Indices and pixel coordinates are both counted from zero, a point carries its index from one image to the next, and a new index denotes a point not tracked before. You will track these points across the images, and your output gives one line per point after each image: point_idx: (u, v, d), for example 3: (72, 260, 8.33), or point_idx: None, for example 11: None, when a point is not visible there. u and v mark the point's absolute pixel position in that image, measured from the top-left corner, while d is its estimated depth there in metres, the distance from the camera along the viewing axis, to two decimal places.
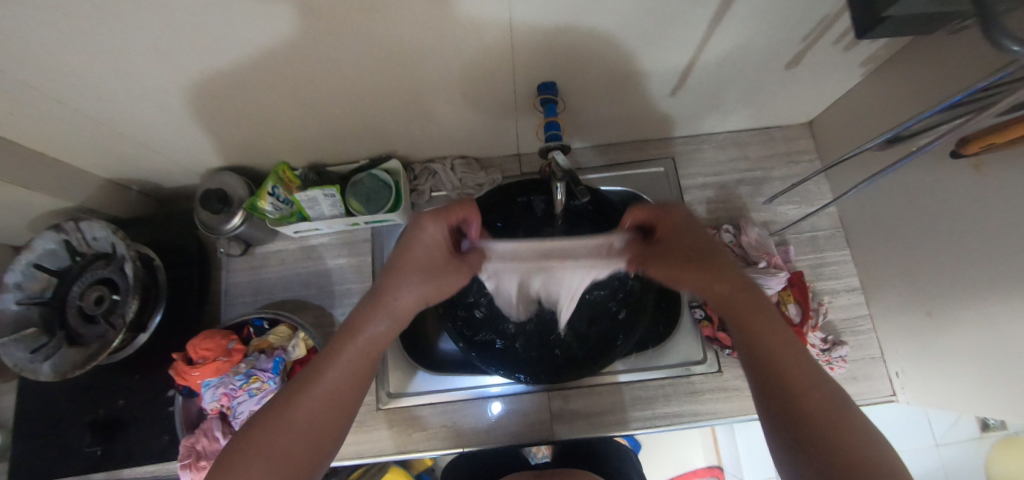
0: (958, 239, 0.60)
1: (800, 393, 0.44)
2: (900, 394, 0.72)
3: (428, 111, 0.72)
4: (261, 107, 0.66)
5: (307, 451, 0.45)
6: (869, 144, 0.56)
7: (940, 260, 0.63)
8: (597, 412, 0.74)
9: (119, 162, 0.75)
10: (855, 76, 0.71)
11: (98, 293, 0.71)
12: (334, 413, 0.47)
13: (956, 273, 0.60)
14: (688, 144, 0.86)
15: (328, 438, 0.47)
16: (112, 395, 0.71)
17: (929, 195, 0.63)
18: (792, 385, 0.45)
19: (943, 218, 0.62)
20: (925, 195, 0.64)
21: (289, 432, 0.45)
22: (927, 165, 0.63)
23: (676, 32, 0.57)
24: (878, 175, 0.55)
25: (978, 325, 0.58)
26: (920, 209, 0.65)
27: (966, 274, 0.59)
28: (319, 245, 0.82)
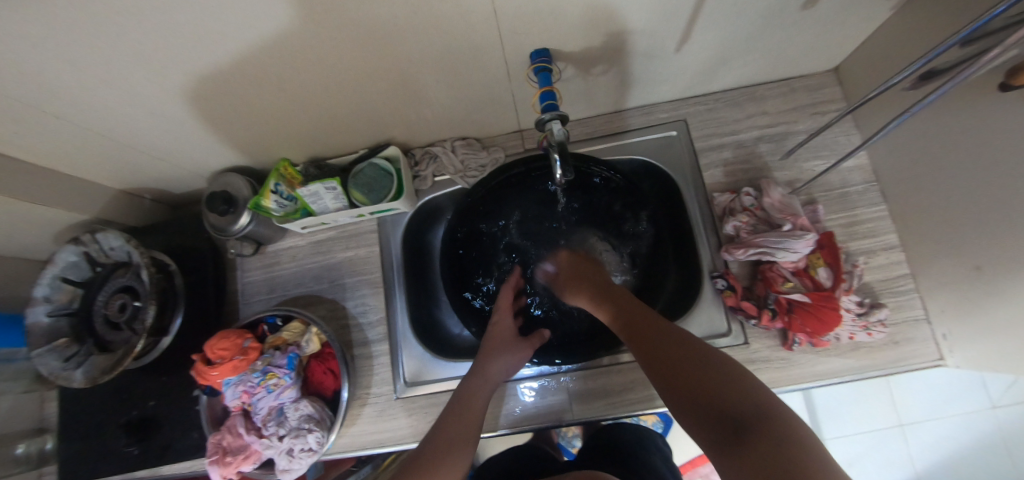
0: (1012, 182, 0.53)
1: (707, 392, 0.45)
2: (948, 358, 0.67)
3: (420, 93, 0.69)
4: (250, 104, 0.65)
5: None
6: (897, 77, 0.50)
7: (991, 208, 0.56)
8: (617, 391, 0.71)
9: (127, 171, 0.76)
10: (884, 10, 0.64)
11: (121, 300, 0.74)
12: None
13: (1013, 219, 0.54)
14: (700, 104, 0.81)
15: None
16: (143, 398, 0.73)
17: (977, 135, 0.56)
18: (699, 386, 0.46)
19: (994, 161, 0.55)
20: (972, 136, 0.57)
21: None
22: (973, 102, 0.56)
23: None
24: (905, 114, 0.50)
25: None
26: (968, 152, 0.58)
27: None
28: (328, 239, 0.82)
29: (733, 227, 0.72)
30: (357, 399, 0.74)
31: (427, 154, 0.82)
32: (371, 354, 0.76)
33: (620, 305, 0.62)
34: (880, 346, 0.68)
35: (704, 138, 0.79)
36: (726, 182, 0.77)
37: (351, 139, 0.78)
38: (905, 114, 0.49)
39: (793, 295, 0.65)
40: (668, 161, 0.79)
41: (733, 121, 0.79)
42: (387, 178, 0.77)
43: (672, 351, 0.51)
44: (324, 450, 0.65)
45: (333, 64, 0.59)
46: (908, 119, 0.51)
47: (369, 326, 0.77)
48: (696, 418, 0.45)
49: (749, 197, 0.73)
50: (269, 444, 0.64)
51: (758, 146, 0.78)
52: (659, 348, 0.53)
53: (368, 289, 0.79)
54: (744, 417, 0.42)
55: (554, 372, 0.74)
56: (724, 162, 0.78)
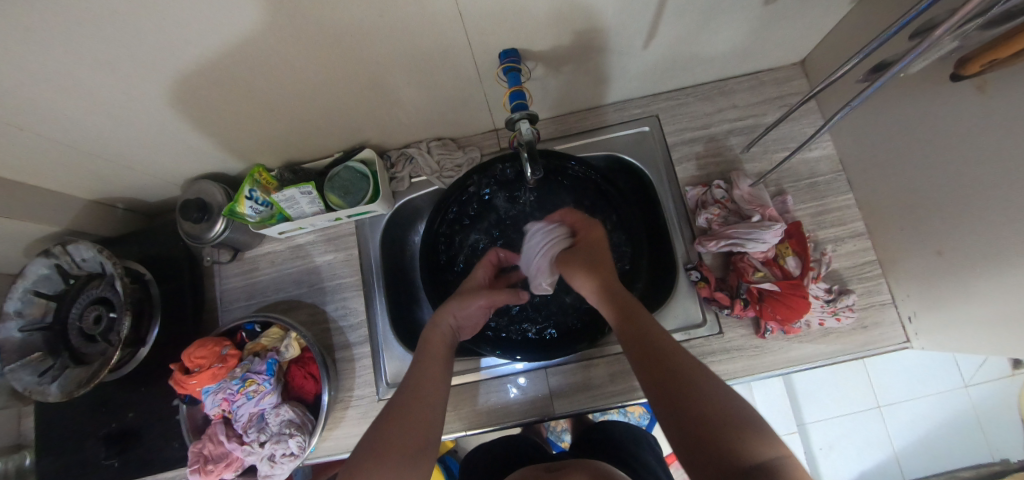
0: (967, 169, 0.55)
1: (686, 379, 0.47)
2: (914, 340, 0.69)
3: (391, 95, 0.69)
4: (220, 111, 0.64)
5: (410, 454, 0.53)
6: (842, 68, 0.52)
7: (948, 194, 0.58)
8: (597, 384, 0.72)
9: (96, 181, 0.74)
10: (844, 3, 0.65)
11: (96, 312, 0.73)
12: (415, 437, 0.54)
13: (967, 204, 0.56)
14: (672, 98, 0.82)
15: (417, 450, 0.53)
16: (122, 409, 0.73)
17: (933, 124, 0.58)
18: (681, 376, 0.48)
19: (950, 148, 0.57)
20: (929, 124, 0.59)
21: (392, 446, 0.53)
22: (929, 91, 0.57)
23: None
24: (848, 105, 0.53)
25: (993, 259, 0.54)
26: (924, 140, 0.60)
27: (978, 204, 0.54)
28: (306, 243, 0.82)
29: (705, 219, 0.73)
30: (340, 402, 0.74)
31: (403, 155, 0.82)
32: (352, 357, 0.76)
33: (610, 289, 0.62)
34: (849, 331, 0.70)
35: (676, 132, 0.80)
36: (698, 176, 0.78)
37: (325, 142, 0.78)
38: (849, 105, 0.52)
39: (764, 284, 0.67)
40: (642, 156, 0.80)
41: (704, 115, 0.81)
42: (363, 180, 0.77)
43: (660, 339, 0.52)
44: (306, 455, 0.65)
45: (301, 69, 0.59)
46: (855, 107, 0.53)
47: (350, 329, 0.77)
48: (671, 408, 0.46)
49: (720, 189, 0.74)
50: (251, 450, 0.64)
51: (729, 139, 0.79)
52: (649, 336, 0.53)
53: (348, 292, 0.79)
54: (705, 408, 0.44)
55: (535, 368, 0.74)
56: (696, 155, 0.79)
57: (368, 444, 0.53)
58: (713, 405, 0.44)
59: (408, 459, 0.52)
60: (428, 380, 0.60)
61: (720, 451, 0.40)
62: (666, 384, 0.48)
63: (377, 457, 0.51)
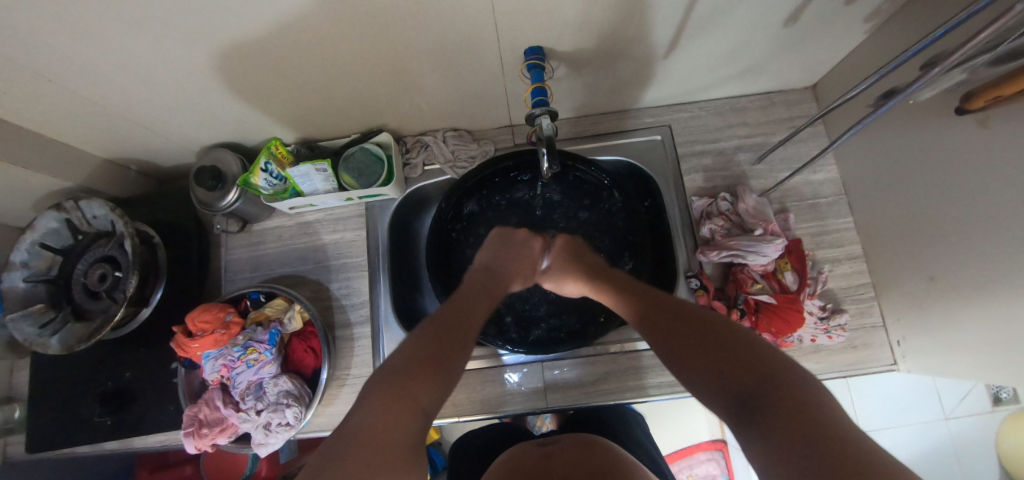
0: (965, 201, 0.57)
1: (708, 341, 0.45)
2: (901, 363, 0.71)
3: (415, 82, 0.70)
4: (245, 82, 0.65)
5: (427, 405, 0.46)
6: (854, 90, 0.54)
7: (945, 224, 0.60)
8: (591, 382, 0.73)
9: (114, 140, 0.75)
10: (859, 33, 0.68)
11: (102, 270, 0.73)
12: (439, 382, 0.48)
13: (962, 235, 0.58)
14: (685, 110, 0.84)
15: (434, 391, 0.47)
16: (119, 368, 0.73)
17: (935, 155, 0.60)
18: (702, 340, 0.45)
19: (949, 179, 0.59)
20: (931, 155, 0.61)
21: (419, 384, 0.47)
22: (933, 124, 0.60)
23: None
24: (859, 125, 0.55)
25: (983, 290, 0.56)
26: (926, 171, 0.62)
27: (972, 235, 0.57)
28: (315, 221, 0.83)
29: (709, 230, 0.75)
30: (336, 380, 0.75)
31: (418, 142, 0.84)
32: (352, 336, 0.77)
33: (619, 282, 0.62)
34: (840, 349, 0.72)
35: (687, 144, 0.82)
36: (705, 187, 0.80)
37: (343, 122, 0.79)
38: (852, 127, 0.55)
39: (761, 296, 0.69)
40: (651, 164, 0.82)
41: (715, 129, 0.83)
42: (378, 163, 0.79)
43: (675, 316, 0.51)
44: (302, 426, 0.66)
45: (332, 50, 0.60)
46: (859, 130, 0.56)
47: (351, 308, 0.78)
48: (699, 375, 0.43)
49: (725, 202, 0.76)
50: (246, 418, 0.65)
51: (737, 155, 0.81)
52: (665, 315, 0.51)
53: (352, 272, 0.80)
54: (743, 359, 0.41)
55: (530, 361, 0.75)
56: (705, 168, 0.81)
57: (379, 382, 0.46)
58: (771, 361, 0.39)
59: (420, 418, 0.45)
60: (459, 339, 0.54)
61: (785, 398, 0.35)
62: (691, 351, 0.45)
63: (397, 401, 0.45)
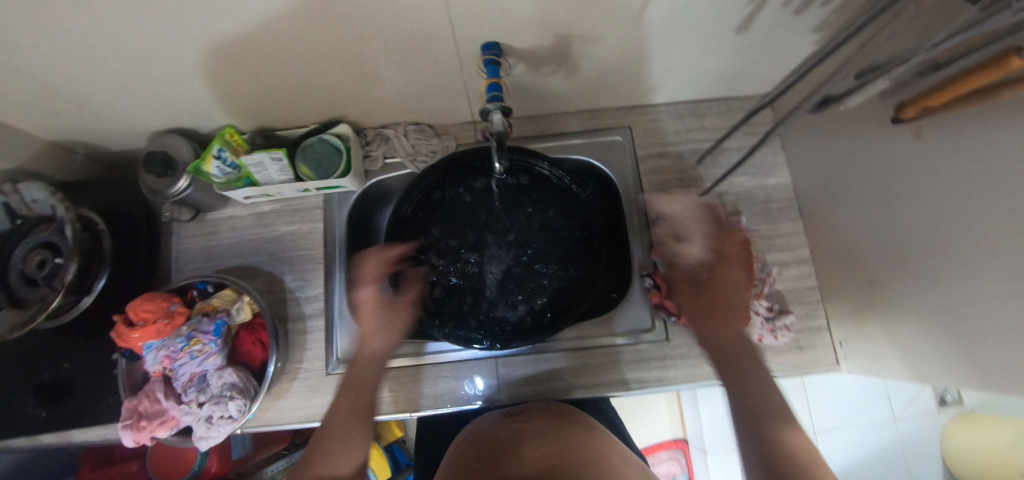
0: (898, 209, 0.60)
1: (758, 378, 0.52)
2: (843, 364, 0.73)
3: (372, 73, 0.69)
4: (192, 69, 0.64)
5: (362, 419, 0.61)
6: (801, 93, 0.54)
7: (881, 230, 0.63)
8: (544, 377, 0.75)
9: (56, 123, 0.72)
10: (808, 43, 0.69)
11: (40, 257, 0.70)
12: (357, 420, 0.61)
13: (894, 241, 0.60)
14: (646, 113, 0.85)
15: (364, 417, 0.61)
16: (55, 359, 0.70)
17: (874, 164, 0.62)
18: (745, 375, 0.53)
19: (884, 188, 0.61)
20: (870, 164, 0.63)
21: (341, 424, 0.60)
22: (875, 135, 0.62)
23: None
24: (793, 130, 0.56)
25: (911, 293, 0.59)
26: (866, 179, 0.64)
27: (903, 243, 0.59)
28: (270, 211, 0.81)
29: (663, 230, 0.75)
30: (287, 373, 0.74)
31: (379, 135, 0.83)
32: (305, 330, 0.76)
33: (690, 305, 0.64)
34: (786, 350, 0.74)
35: (647, 145, 0.84)
36: (663, 188, 0.82)
37: (301, 113, 0.78)
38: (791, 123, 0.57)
39: None
40: (611, 164, 0.83)
41: (675, 132, 0.84)
42: (337, 154, 0.78)
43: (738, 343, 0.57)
44: (245, 419, 0.64)
45: (283, 39, 0.59)
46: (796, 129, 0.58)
47: (306, 301, 0.77)
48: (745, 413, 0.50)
49: (681, 203, 0.77)
50: (188, 410, 0.64)
51: (694, 158, 0.83)
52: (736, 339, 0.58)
53: (308, 265, 0.79)
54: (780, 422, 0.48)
55: (484, 357, 0.76)
56: (662, 170, 0.82)
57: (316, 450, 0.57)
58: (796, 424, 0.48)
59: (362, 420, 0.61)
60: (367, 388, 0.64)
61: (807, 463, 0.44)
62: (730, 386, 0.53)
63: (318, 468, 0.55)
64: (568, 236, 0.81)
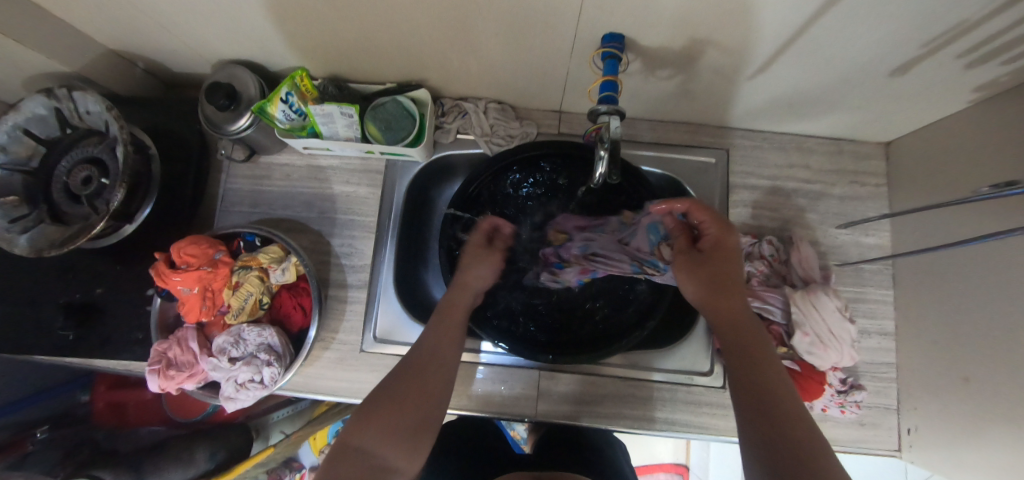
0: (1018, 312, 0.53)
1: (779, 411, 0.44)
2: (905, 451, 0.68)
3: (471, 42, 0.61)
4: (277, 6, 0.57)
5: (420, 392, 0.55)
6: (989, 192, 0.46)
7: (991, 327, 0.56)
8: (587, 401, 0.69)
9: (121, 33, 0.66)
10: (962, 101, 0.61)
11: (87, 172, 0.66)
12: (423, 392, 0.56)
13: (1001, 344, 0.55)
14: (748, 138, 0.77)
15: (423, 413, 0.55)
16: (90, 282, 0.67)
17: (997, 257, 0.55)
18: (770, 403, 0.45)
19: (1007, 283, 0.54)
20: (997, 253, 0.56)
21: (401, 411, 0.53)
22: (999, 223, 0.55)
23: (772, 8, 0.47)
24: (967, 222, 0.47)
25: (1011, 403, 0.53)
26: (984, 271, 0.57)
27: (1014, 350, 0.53)
28: (328, 167, 0.76)
29: (746, 271, 0.69)
30: (321, 341, 0.71)
31: (457, 107, 0.76)
32: (346, 299, 0.72)
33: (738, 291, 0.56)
34: (847, 423, 0.69)
35: (741, 174, 0.76)
36: (750, 225, 0.75)
37: (381, 68, 0.71)
38: (972, 198, 0.47)
39: (784, 361, 0.63)
40: (699, 187, 0.76)
41: (774, 165, 0.76)
42: (409, 119, 0.71)
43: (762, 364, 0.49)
44: (276, 388, 0.59)
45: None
46: (980, 202, 0.48)
47: (350, 270, 0.73)
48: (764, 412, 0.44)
49: (770, 247, 0.70)
50: (217, 365, 0.59)
51: (791, 198, 0.75)
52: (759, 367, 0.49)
53: (358, 232, 0.74)
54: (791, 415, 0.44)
55: (526, 366, 0.70)
56: (754, 203, 0.75)
57: (364, 411, 0.53)
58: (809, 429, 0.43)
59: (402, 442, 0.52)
60: (432, 373, 0.58)
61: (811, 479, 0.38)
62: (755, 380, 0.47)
63: (369, 431, 0.52)
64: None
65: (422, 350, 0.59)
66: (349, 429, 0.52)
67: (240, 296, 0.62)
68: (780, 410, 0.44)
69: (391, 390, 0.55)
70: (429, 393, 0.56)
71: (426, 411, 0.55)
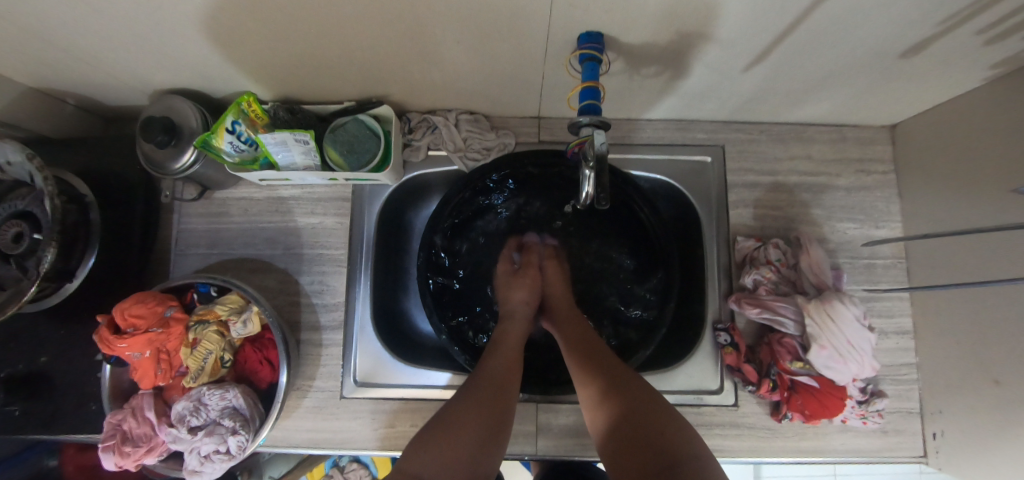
0: None
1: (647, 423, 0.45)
2: (931, 457, 0.64)
3: (430, 51, 0.54)
4: (204, 28, 0.49)
5: (483, 422, 0.48)
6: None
7: (1018, 327, 0.51)
8: (590, 432, 0.64)
9: (38, 69, 0.58)
10: (977, 79, 0.55)
11: (16, 230, 0.58)
12: (486, 424, 0.48)
13: None
14: (743, 131, 0.71)
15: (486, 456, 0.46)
16: (33, 350, 0.60)
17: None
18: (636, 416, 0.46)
19: None
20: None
21: (456, 441, 0.45)
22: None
23: None
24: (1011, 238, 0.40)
25: None
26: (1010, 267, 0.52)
27: None
28: (290, 198, 0.69)
29: (753, 280, 0.64)
30: (296, 390, 0.65)
31: (425, 122, 0.69)
32: (320, 342, 0.66)
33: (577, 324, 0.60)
34: (869, 433, 0.65)
35: (739, 171, 0.70)
36: (752, 226, 0.69)
37: (337, 86, 0.64)
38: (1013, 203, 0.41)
39: (801, 376, 0.58)
40: (695, 189, 0.70)
41: (773, 159, 0.71)
42: (374, 141, 0.64)
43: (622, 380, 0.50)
44: (245, 456, 0.54)
45: (323, 2, 0.44)
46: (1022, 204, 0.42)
47: (323, 309, 0.67)
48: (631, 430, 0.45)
49: (776, 251, 0.65)
50: (178, 437, 0.53)
51: (794, 194, 0.70)
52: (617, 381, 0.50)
53: (330, 267, 0.68)
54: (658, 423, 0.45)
55: (522, 400, 0.65)
56: (755, 202, 0.70)
57: (420, 443, 0.46)
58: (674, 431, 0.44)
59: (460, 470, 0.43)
60: (496, 403, 0.50)
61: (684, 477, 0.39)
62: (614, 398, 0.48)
63: (427, 456, 0.44)
64: (615, 276, 0.72)
65: (484, 382, 0.52)
66: (405, 458, 0.45)
67: (199, 355, 0.56)
68: (645, 419, 0.45)
69: (453, 419, 0.47)
70: (490, 427, 0.48)
71: (482, 442, 0.46)
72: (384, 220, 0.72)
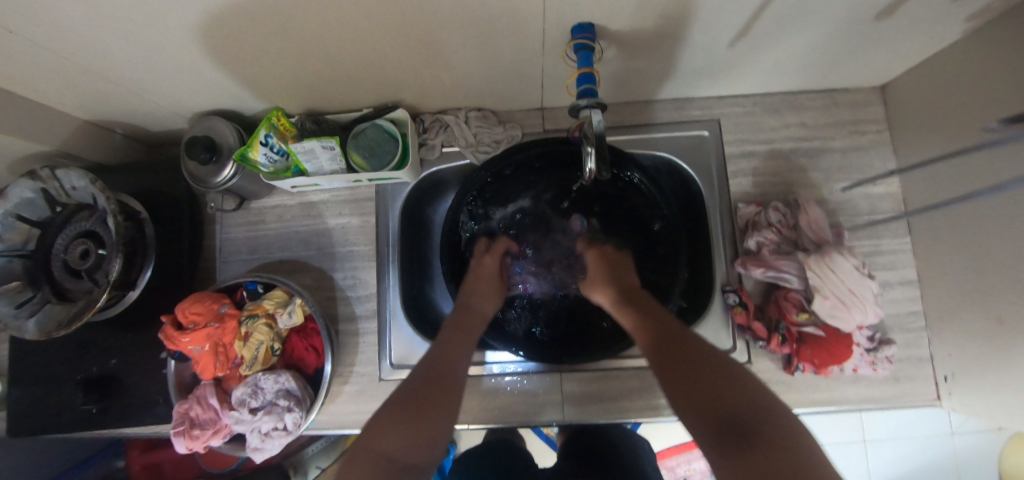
0: None
1: (732, 390, 0.44)
2: (944, 400, 0.66)
3: (439, 56, 0.60)
4: (237, 54, 0.55)
5: (434, 397, 0.51)
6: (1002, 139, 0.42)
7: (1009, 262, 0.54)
8: (612, 397, 0.68)
9: (96, 103, 0.65)
10: (953, 35, 0.58)
11: (84, 247, 0.65)
12: (441, 400, 0.51)
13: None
14: (737, 105, 0.75)
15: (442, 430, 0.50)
16: (105, 353, 0.68)
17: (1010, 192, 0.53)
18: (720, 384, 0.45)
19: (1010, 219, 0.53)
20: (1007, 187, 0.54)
21: (414, 421, 0.49)
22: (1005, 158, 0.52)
23: None
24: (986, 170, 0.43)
25: None
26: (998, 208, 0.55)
27: None
28: (319, 202, 0.75)
29: (756, 242, 0.67)
30: (338, 376, 0.71)
31: (437, 122, 0.75)
32: (357, 331, 0.72)
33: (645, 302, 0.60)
34: (882, 380, 0.67)
35: (736, 143, 0.74)
36: (753, 193, 0.73)
37: (355, 96, 0.70)
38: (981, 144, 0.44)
39: (808, 328, 0.62)
40: (696, 163, 0.74)
41: (769, 128, 0.74)
42: (392, 142, 0.69)
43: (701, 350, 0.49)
44: (300, 432, 0.60)
45: (343, 22, 0.50)
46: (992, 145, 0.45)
47: (357, 301, 0.73)
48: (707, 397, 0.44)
49: (776, 213, 0.68)
50: (240, 419, 0.58)
51: (792, 160, 0.73)
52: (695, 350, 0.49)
53: (360, 262, 0.74)
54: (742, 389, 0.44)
55: (547, 370, 0.70)
56: (754, 171, 0.73)
57: (383, 418, 0.49)
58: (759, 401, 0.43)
59: (422, 440, 0.48)
60: (445, 378, 0.54)
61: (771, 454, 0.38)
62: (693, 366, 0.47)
63: (394, 433, 0.47)
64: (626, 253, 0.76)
65: (434, 360, 0.56)
66: (372, 435, 0.47)
67: (252, 346, 0.61)
68: (729, 386, 0.44)
69: (406, 397, 0.51)
70: (444, 396, 0.52)
71: (444, 420, 0.50)
72: (405, 215, 0.77)
